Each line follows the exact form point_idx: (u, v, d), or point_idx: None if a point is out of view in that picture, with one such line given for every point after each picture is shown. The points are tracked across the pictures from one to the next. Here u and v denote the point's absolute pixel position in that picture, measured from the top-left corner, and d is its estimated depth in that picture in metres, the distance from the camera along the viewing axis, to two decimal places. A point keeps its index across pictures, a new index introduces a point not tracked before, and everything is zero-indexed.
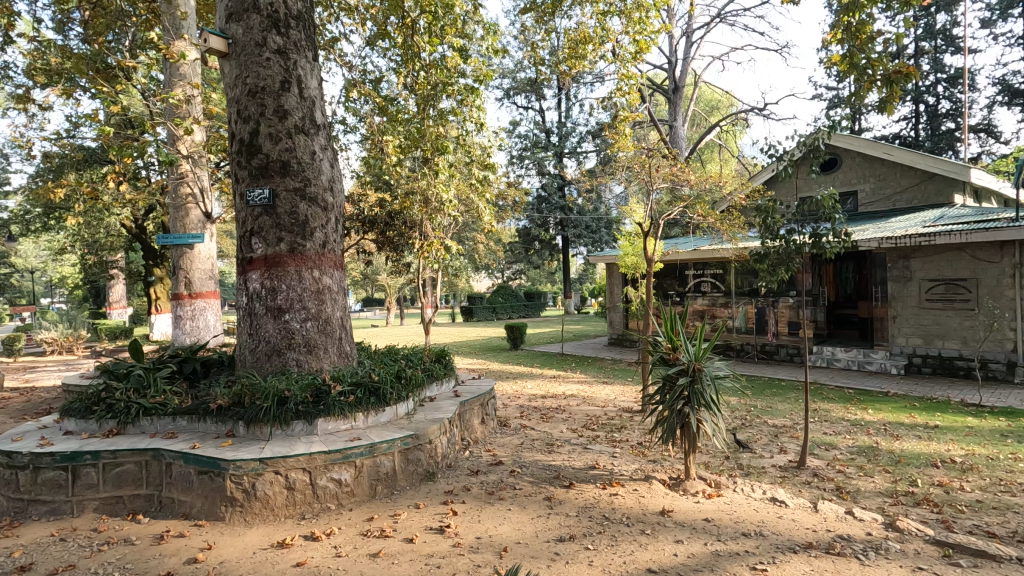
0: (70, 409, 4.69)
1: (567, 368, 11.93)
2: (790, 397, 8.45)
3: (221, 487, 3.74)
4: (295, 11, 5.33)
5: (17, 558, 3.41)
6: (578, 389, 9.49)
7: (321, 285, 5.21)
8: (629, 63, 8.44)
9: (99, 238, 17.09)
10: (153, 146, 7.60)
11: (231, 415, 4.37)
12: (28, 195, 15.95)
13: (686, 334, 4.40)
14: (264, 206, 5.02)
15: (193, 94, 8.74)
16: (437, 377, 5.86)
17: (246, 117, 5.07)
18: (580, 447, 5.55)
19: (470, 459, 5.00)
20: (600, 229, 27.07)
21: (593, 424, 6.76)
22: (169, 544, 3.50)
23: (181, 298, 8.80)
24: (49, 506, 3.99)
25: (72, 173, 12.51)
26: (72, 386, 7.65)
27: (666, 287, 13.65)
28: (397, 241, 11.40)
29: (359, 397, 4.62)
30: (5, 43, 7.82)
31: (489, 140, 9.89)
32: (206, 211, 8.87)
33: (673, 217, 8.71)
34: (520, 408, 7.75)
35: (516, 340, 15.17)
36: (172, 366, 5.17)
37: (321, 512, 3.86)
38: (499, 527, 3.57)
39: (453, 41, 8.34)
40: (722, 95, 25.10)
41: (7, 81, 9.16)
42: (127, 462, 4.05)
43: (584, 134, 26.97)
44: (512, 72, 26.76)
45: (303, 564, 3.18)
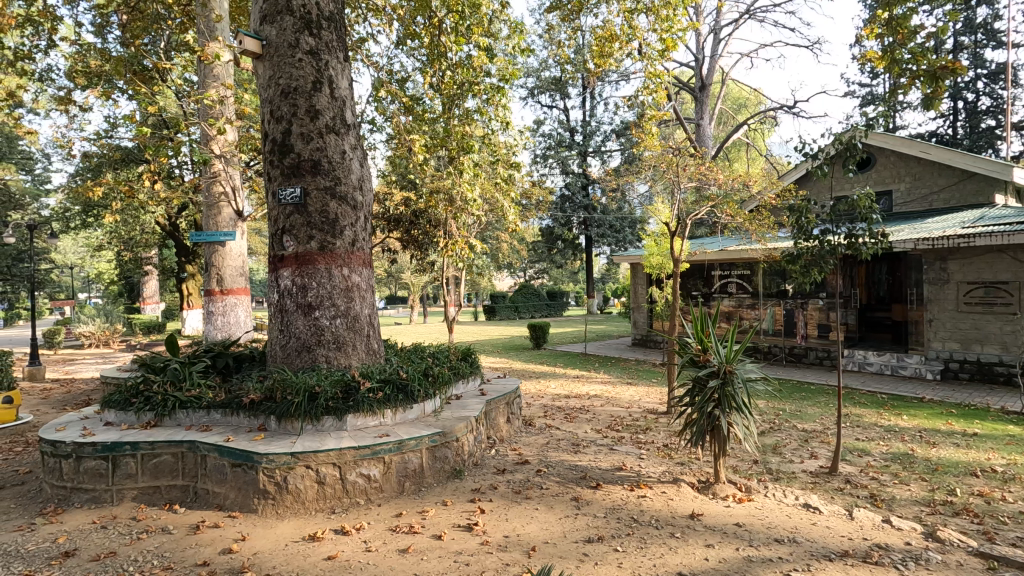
0: (109, 400, 4.84)
1: (591, 368, 11.89)
2: (820, 401, 8.27)
3: (254, 480, 3.82)
4: (327, 12, 5.40)
5: (61, 543, 3.54)
6: (601, 389, 9.43)
7: (350, 283, 5.28)
8: (656, 61, 8.37)
9: (135, 235, 17.63)
10: (187, 145, 7.80)
11: (263, 410, 4.45)
12: (68, 194, 16.55)
13: (717, 336, 4.35)
14: (295, 205, 5.10)
15: (225, 95, 8.94)
16: (463, 376, 5.88)
17: (278, 116, 5.16)
18: (605, 447, 5.52)
19: (496, 457, 5.01)
20: (624, 228, 26.88)
21: (618, 424, 6.72)
22: (204, 534, 3.58)
23: (213, 294, 9.01)
24: (90, 494, 4.14)
25: (110, 172, 12.94)
26: (110, 379, 7.90)
27: (691, 288, 13.49)
28: (422, 241, 11.52)
29: (388, 393, 4.67)
30: (48, 47, 8.11)
31: (514, 139, 9.89)
32: (238, 210, 9.08)
33: (700, 217, 8.57)
34: (544, 408, 7.74)
35: (538, 340, 15.16)
36: (206, 360, 5.29)
37: (350, 506, 3.91)
38: (527, 526, 3.57)
39: (480, 40, 8.36)
40: (751, 92, 24.66)
41: (50, 84, 9.49)
42: (164, 454, 4.15)
43: (608, 133, 26.79)
44: (537, 71, 26.71)
45: (334, 558, 3.22)
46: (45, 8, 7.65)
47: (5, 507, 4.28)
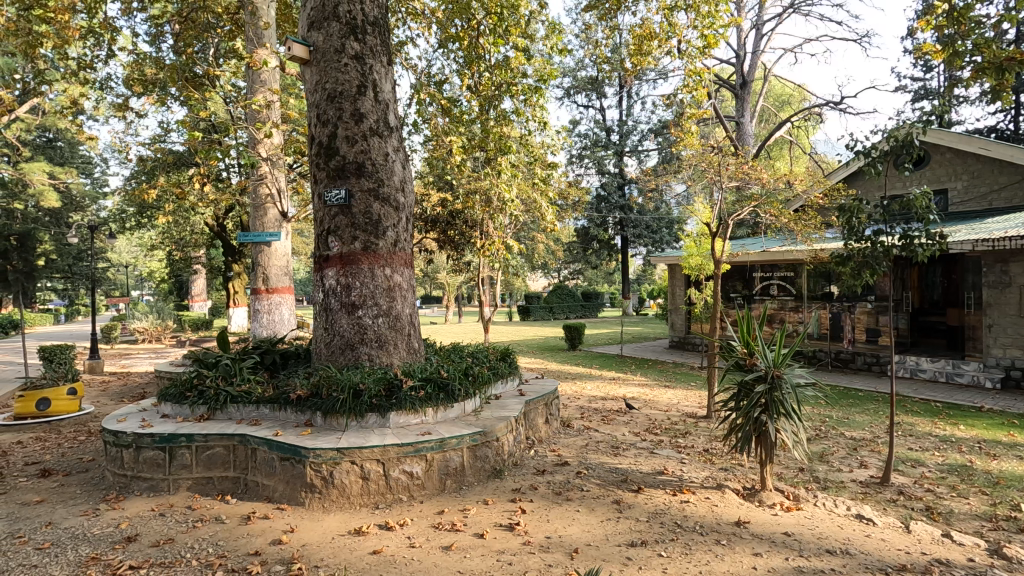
0: (166, 394, 5.07)
1: (627, 370, 11.76)
2: (869, 408, 7.95)
3: (301, 474, 3.93)
4: (371, 17, 5.50)
5: (124, 529, 3.72)
6: (639, 392, 9.32)
7: (393, 282, 5.38)
8: (697, 58, 8.23)
9: (186, 236, 18.39)
10: (235, 149, 8.08)
11: (310, 406, 4.57)
12: (125, 196, 17.38)
13: (764, 339, 4.24)
14: (340, 206, 5.22)
15: (271, 99, 9.23)
16: (502, 376, 5.91)
17: (325, 120, 5.29)
18: (645, 451, 5.45)
19: (536, 458, 5.01)
20: (661, 229, 26.49)
21: (656, 428, 6.63)
22: (256, 525, 3.71)
23: (259, 293, 9.32)
24: (149, 482, 4.34)
25: (163, 175, 13.53)
26: (163, 373, 8.26)
27: (731, 289, 13.18)
28: (458, 241, 11.63)
29: (429, 392, 4.73)
30: (108, 57, 8.52)
31: (552, 139, 9.88)
32: (283, 211, 9.36)
33: (742, 217, 8.37)
34: (580, 409, 7.69)
35: (574, 341, 15.08)
36: (255, 356, 5.48)
37: (393, 503, 3.98)
38: (568, 528, 3.56)
39: (518, 41, 8.37)
40: (794, 88, 23.91)
41: (109, 91, 9.98)
42: (216, 446, 4.32)
43: (645, 133, 26.44)
44: (573, 71, 26.58)
45: (379, 552, 3.29)
46: (106, 20, 8.04)
47: (71, 492, 4.53)
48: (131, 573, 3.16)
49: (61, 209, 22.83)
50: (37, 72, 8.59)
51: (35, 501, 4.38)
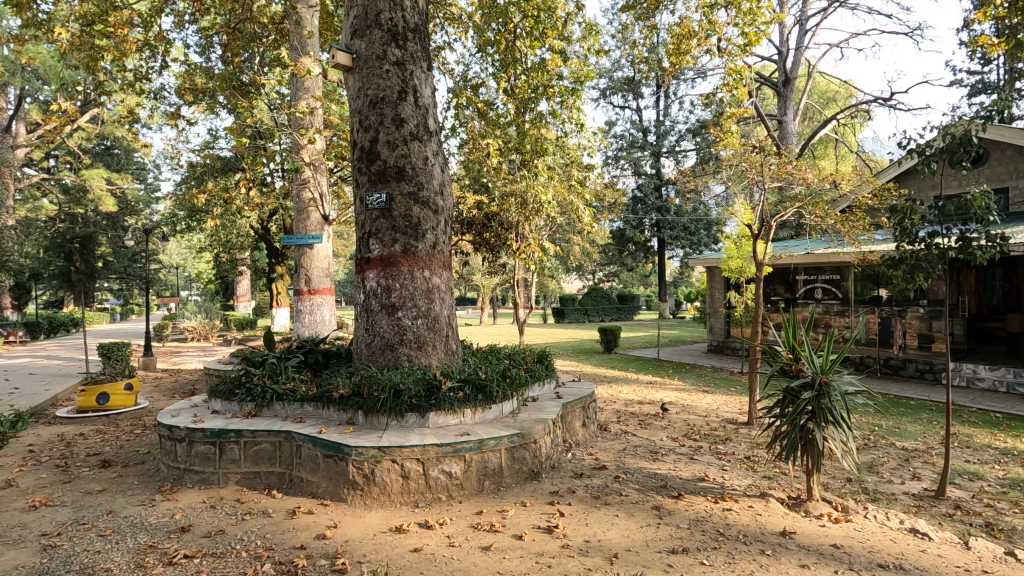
0: (216, 391, 5.28)
1: (665, 374, 11.58)
2: (922, 418, 7.60)
3: (344, 471, 4.03)
4: (412, 23, 5.61)
5: (178, 519, 3.89)
6: (677, 396, 9.17)
7: (432, 284, 5.46)
8: (737, 56, 8.06)
9: (232, 238, 19.08)
10: (280, 154, 8.34)
11: (352, 405, 4.68)
12: (177, 201, 18.15)
13: (811, 345, 4.11)
14: (381, 209, 5.33)
15: (314, 106, 9.49)
16: (540, 378, 5.92)
17: (367, 126, 5.42)
18: (685, 457, 5.35)
19: (573, 461, 4.99)
20: (699, 230, 26.08)
21: (695, 433, 6.51)
22: (301, 519, 3.82)
23: (302, 294, 9.59)
24: (200, 475, 4.54)
25: (212, 180, 14.07)
26: (212, 371, 8.60)
27: (773, 292, 12.83)
28: (494, 243, 11.73)
29: (467, 393, 4.79)
30: (162, 68, 8.93)
31: (588, 141, 9.85)
32: (324, 214, 9.62)
33: (786, 219, 8.13)
34: (616, 413, 7.63)
35: (609, 344, 14.95)
36: (299, 356, 5.64)
37: (433, 502, 4.04)
38: (607, 532, 3.54)
39: (554, 43, 8.37)
40: (840, 85, 23.13)
41: (162, 101, 10.45)
42: (263, 442, 4.46)
43: (683, 133, 26.01)
44: (609, 72, 26.38)
45: (420, 550, 3.34)
46: (160, 33, 8.42)
47: (129, 483, 4.76)
48: (185, 561, 3.30)
49: (117, 213, 24.00)
50: (98, 83, 9.05)
51: (97, 490, 4.63)
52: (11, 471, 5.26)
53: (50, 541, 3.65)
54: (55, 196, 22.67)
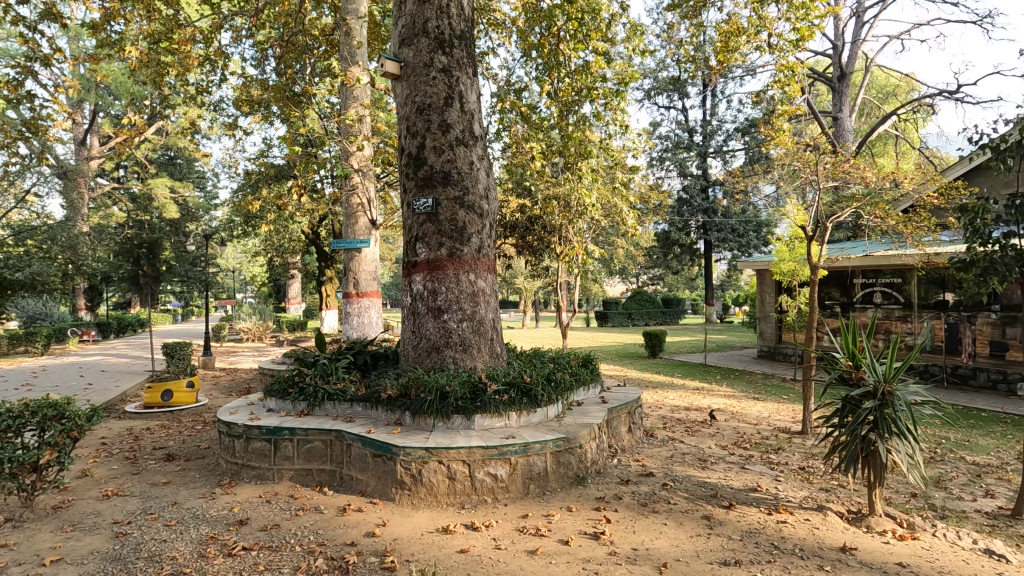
0: (270, 389, 5.48)
1: (712, 380, 11.28)
2: (995, 431, 7.11)
3: (392, 470, 4.11)
4: (458, 30, 5.69)
5: (236, 513, 4.06)
6: (726, 403, 8.90)
7: (477, 288, 5.51)
8: (789, 52, 7.79)
9: (285, 243, 19.81)
10: (330, 161, 8.60)
11: (399, 405, 4.77)
12: (234, 207, 19.01)
13: (872, 352, 3.92)
14: (428, 213, 5.41)
15: (363, 114, 9.75)
16: (584, 382, 5.88)
17: (414, 132, 5.52)
18: (735, 466, 5.19)
19: (619, 467, 4.92)
20: (748, 232, 25.73)
21: (746, 442, 6.31)
22: (351, 516, 3.92)
23: (350, 296, 9.86)
24: (256, 471, 4.73)
25: (266, 187, 14.66)
26: (266, 371, 8.96)
27: (828, 296, 12.30)
28: (537, 246, 11.75)
29: (513, 396, 4.80)
30: (221, 81, 9.37)
31: (632, 142, 9.73)
32: (372, 219, 9.87)
33: (843, 220, 7.77)
34: (662, 419, 7.49)
35: (654, 348, 14.68)
36: (349, 357, 5.80)
37: (478, 504, 4.07)
38: (656, 541, 3.47)
39: (598, 45, 8.31)
40: (901, 78, 21.97)
41: (221, 112, 10.96)
42: (315, 440, 4.60)
43: (731, 132, 25.31)
44: (653, 72, 25.98)
45: (467, 551, 3.37)
46: (219, 48, 8.84)
47: (191, 476, 5.01)
48: (243, 553, 3.44)
49: (179, 219, 25.35)
50: (163, 98, 9.58)
51: (162, 482, 4.89)
52: (87, 462, 5.62)
53: (121, 529, 3.88)
54: (125, 204, 24.16)
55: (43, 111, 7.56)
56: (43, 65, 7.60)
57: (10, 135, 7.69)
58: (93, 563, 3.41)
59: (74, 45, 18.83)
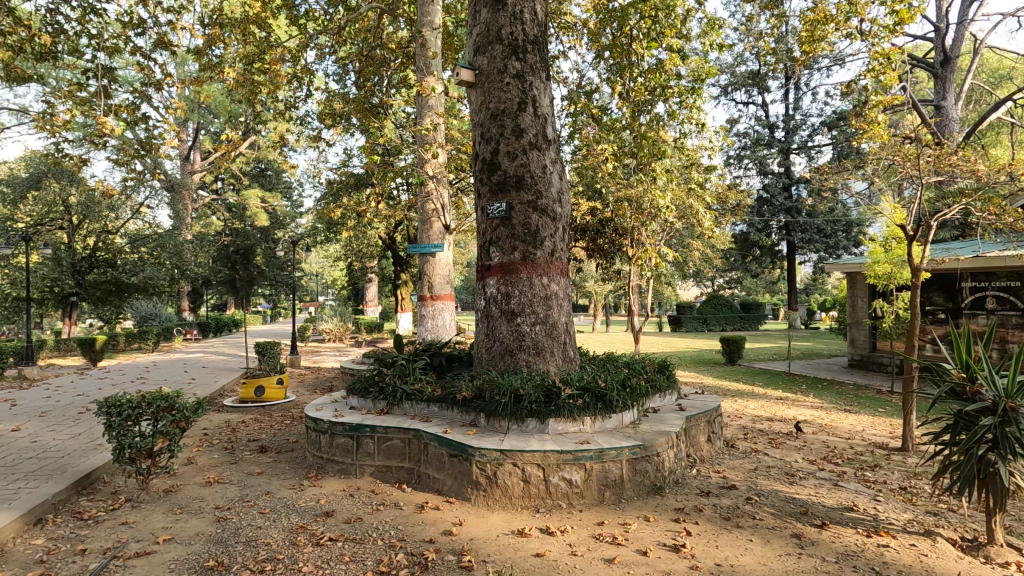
0: (353, 388, 5.74)
1: (797, 390, 10.61)
2: None
3: (468, 471, 4.19)
4: (532, 36, 5.72)
5: (322, 504, 4.28)
6: (813, 415, 8.36)
7: (550, 291, 5.50)
8: (885, 38, 7.23)
9: (364, 248, 20.72)
10: (406, 169, 8.91)
11: (474, 407, 4.84)
12: (318, 215, 20.14)
13: (990, 363, 3.55)
14: (501, 218, 5.47)
15: (437, 122, 10.04)
16: (660, 389, 5.71)
17: (488, 138, 5.61)
18: (827, 482, 4.85)
19: (698, 478, 4.74)
20: (836, 232, 24.10)
21: (837, 456, 5.89)
22: (429, 514, 4.02)
23: (425, 299, 10.16)
24: (340, 465, 4.97)
25: (347, 196, 15.39)
26: (348, 371, 9.39)
27: (930, 301, 11.28)
28: (608, 249, 11.59)
29: (587, 401, 4.73)
30: (307, 96, 9.94)
31: (709, 141, 9.39)
32: (446, 223, 10.11)
33: (951, 217, 7.09)
34: (743, 428, 7.15)
35: (732, 354, 14.04)
36: (425, 358, 5.95)
37: (553, 508, 4.05)
38: (741, 557, 3.31)
39: (672, 42, 8.08)
40: (1018, 59, 19.80)
41: (307, 125, 11.62)
42: (394, 438, 4.77)
43: (817, 126, 23.83)
44: (731, 67, 24.95)
45: (543, 555, 3.36)
46: (305, 65, 9.39)
47: (282, 468, 5.33)
48: (330, 544, 3.61)
49: (269, 227, 27.18)
50: (257, 114, 10.31)
51: (257, 472, 5.24)
52: (192, 451, 6.13)
53: (222, 514, 4.19)
54: (222, 213, 26.25)
55: (155, 131, 8.36)
56: (156, 89, 8.42)
57: (129, 154, 8.55)
58: (199, 544, 3.71)
59: (181, 70, 20.73)
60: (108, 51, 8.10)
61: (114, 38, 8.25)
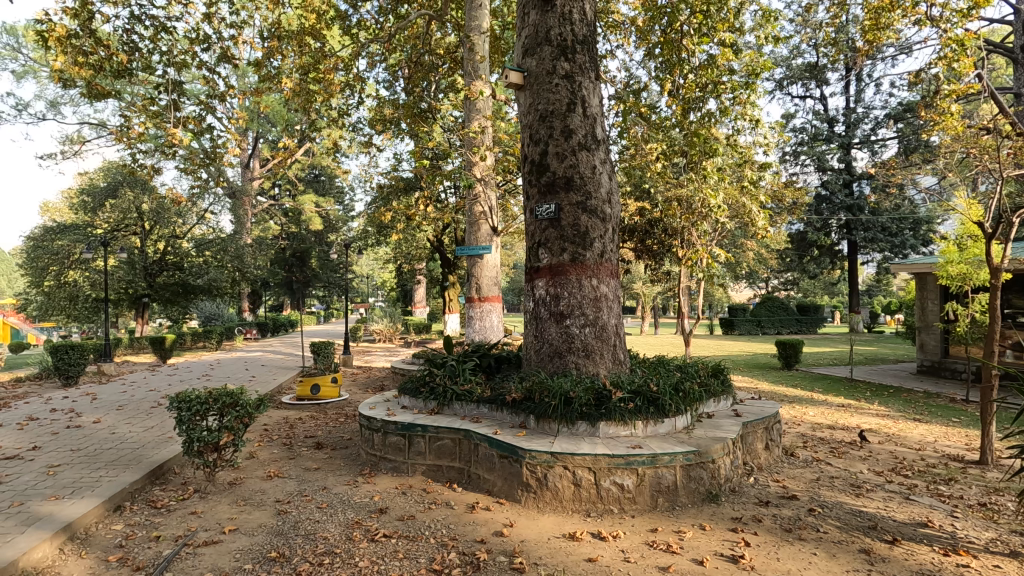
0: (404, 388, 5.85)
1: (861, 397, 10.07)
2: None
3: (518, 472, 4.19)
4: (581, 36, 5.69)
5: (376, 501, 4.38)
6: (879, 423, 7.92)
7: (600, 293, 5.44)
8: (959, 22, 6.77)
9: (413, 250, 21.16)
10: (454, 172, 9.02)
11: (524, 408, 4.84)
12: (369, 218, 20.70)
13: None
14: (550, 219, 5.45)
15: (485, 124, 10.13)
16: (715, 394, 5.54)
17: (537, 139, 5.60)
18: (897, 495, 4.57)
19: (756, 487, 4.57)
20: (902, 230, 22.90)
21: (907, 468, 5.56)
22: (479, 514, 4.05)
23: (473, 301, 10.25)
24: (392, 464, 5.07)
25: (397, 199, 15.73)
26: (399, 371, 9.58)
27: (1011, 304, 10.48)
28: (657, 250, 11.38)
29: (638, 405, 4.64)
30: (359, 103, 10.23)
31: (764, 137, 9.07)
32: (494, 226, 10.18)
33: None
34: (803, 436, 6.85)
35: (789, 359, 13.50)
36: (474, 359, 6.00)
37: (605, 513, 3.99)
38: (805, 571, 3.16)
39: (724, 36, 7.84)
40: None
41: (359, 132, 11.96)
42: (445, 438, 4.83)
43: (880, 119, 22.63)
44: (787, 60, 24.03)
45: (595, 560, 3.33)
46: (357, 73, 9.67)
47: (338, 464, 5.50)
48: (385, 540, 3.69)
49: (323, 230, 28.16)
50: (312, 122, 10.70)
51: (314, 468, 5.43)
52: (254, 445, 6.41)
53: (283, 507, 4.36)
54: (280, 218, 27.38)
55: (219, 141, 8.81)
56: (220, 101, 8.87)
57: (195, 163, 9.06)
58: (262, 536, 3.86)
59: (243, 82, 21.78)
60: (177, 66, 8.59)
61: (183, 54, 8.76)
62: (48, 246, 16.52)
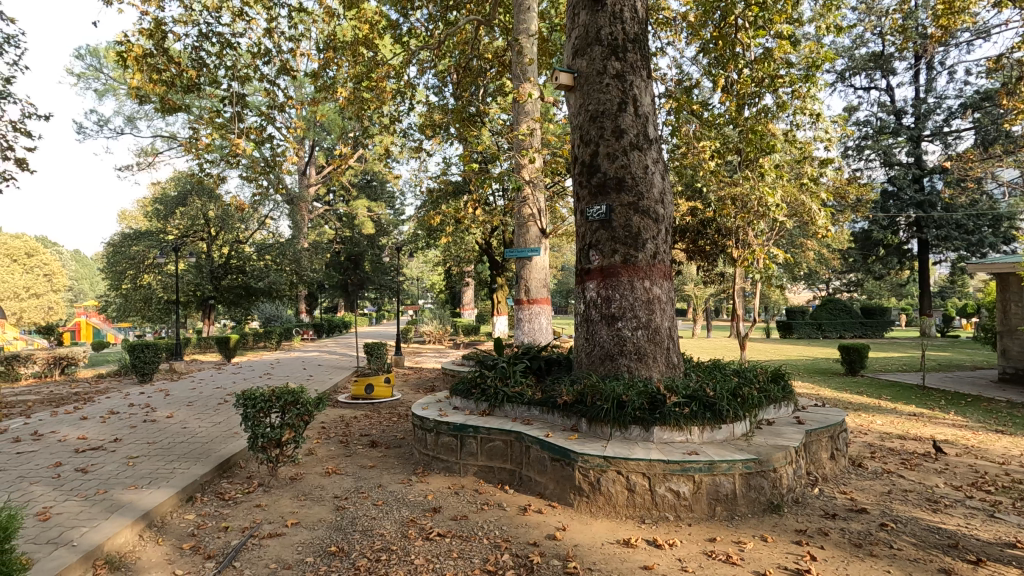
0: (456, 389, 5.92)
1: (934, 406, 9.44)
2: None
3: (571, 476, 4.16)
4: (632, 34, 5.60)
5: (430, 500, 4.44)
6: (956, 434, 7.40)
7: (652, 295, 5.34)
8: None
9: (462, 253, 21.42)
10: (503, 174, 9.06)
11: (575, 411, 4.81)
12: (419, 221, 21.12)
13: None
14: (602, 221, 5.40)
15: (533, 127, 10.14)
16: (775, 400, 5.33)
17: (587, 140, 5.56)
18: (980, 513, 4.25)
19: (822, 498, 4.36)
20: (980, 228, 21.35)
21: (990, 483, 5.16)
22: (531, 517, 4.05)
23: (522, 303, 10.27)
24: (445, 464, 5.14)
25: (446, 203, 15.97)
26: (449, 372, 9.72)
27: None
28: (710, 251, 11.08)
29: (695, 410, 4.52)
30: (410, 109, 10.45)
31: (824, 131, 8.67)
32: (542, 227, 10.18)
33: None
34: (871, 446, 6.48)
35: (853, 364, 12.84)
36: (525, 361, 6.00)
37: (660, 520, 3.90)
38: None
39: (782, 29, 7.55)
40: None
41: (410, 137, 12.22)
42: (497, 439, 4.85)
43: (954, 109, 21.21)
44: (849, 50, 22.87)
45: (650, 569, 3.26)
46: (408, 80, 9.87)
47: (392, 463, 5.62)
48: (439, 539, 3.74)
49: (375, 234, 28.91)
50: (365, 129, 11.02)
51: (370, 465, 5.57)
52: (312, 442, 6.64)
53: (340, 504, 4.49)
54: (334, 223, 28.32)
55: (279, 150, 9.20)
56: (280, 112, 9.26)
57: (257, 171, 9.50)
58: (322, 530, 4.00)
59: (300, 92, 22.68)
60: (241, 79, 9.04)
61: (246, 68, 9.20)
62: (126, 252, 17.72)
